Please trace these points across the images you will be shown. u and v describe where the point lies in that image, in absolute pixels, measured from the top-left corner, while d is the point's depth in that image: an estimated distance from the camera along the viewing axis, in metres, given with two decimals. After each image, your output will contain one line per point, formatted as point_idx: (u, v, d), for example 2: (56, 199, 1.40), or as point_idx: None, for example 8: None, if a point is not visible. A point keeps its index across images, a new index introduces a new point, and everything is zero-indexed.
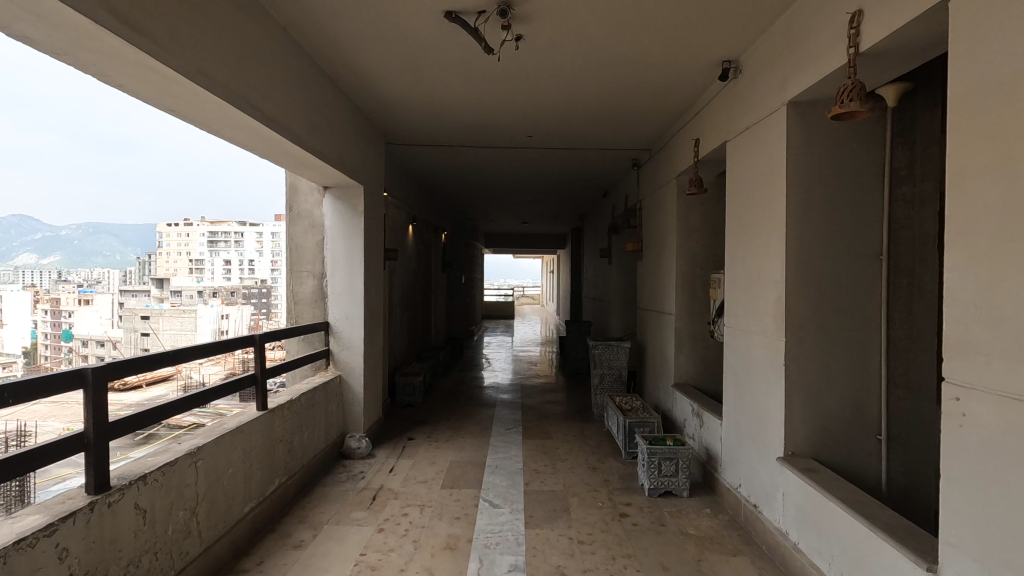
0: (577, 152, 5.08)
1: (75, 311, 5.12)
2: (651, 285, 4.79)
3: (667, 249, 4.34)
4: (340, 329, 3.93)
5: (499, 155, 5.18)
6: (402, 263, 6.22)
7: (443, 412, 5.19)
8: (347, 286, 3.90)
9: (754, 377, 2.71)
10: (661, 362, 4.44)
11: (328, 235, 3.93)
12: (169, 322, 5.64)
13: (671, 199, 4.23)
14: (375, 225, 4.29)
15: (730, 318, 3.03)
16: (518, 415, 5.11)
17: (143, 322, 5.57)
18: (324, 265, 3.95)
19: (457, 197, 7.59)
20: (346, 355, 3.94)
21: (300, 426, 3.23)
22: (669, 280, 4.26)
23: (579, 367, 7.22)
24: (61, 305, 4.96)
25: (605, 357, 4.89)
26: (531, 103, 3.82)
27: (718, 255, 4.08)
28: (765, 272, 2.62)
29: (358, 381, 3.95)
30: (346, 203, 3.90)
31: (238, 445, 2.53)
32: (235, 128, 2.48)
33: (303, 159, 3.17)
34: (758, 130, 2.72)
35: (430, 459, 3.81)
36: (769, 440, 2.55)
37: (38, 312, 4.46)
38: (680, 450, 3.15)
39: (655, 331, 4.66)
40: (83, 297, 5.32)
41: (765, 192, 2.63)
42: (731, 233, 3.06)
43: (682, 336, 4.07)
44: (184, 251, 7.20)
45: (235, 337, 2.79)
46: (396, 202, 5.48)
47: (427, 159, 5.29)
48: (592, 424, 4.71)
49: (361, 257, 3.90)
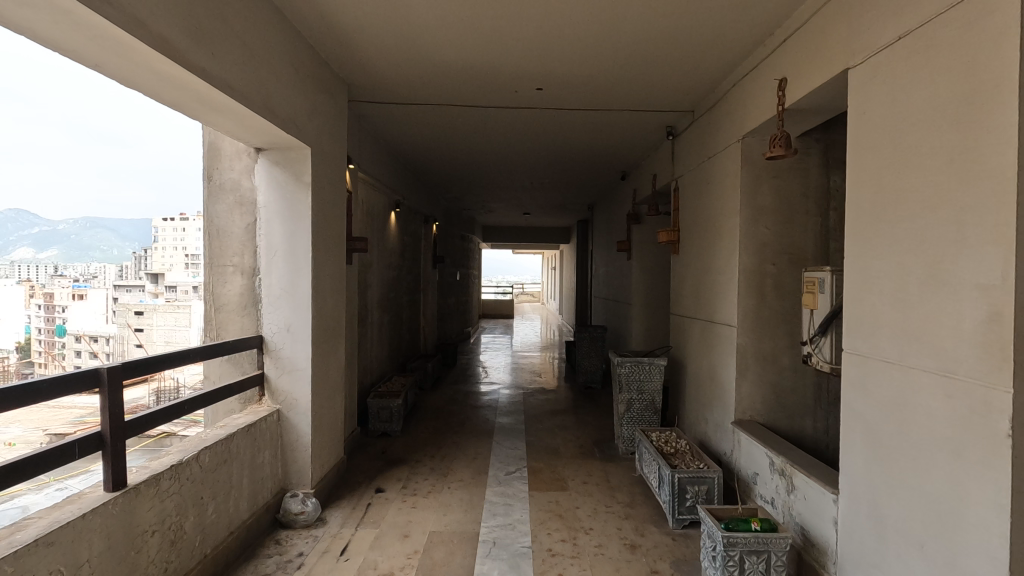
0: (600, 114, 3.99)
1: (69, 306, 4.52)
2: (695, 286, 3.72)
3: (721, 238, 3.27)
4: (277, 346, 2.84)
5: (497, 119, 4.09)
6: (380, 257, 5.15)
7: (427, 444, 4.11)
8: (288, 287, 2.82)
9: (929, 444, 1.62)
10: (714, 388, 3.36)
11: (262, 216, 2.83)
12: (163, 318, 4.86)
13: (730, 170, 3.15)
14: (333, 204, 3.21)
15: (860, 341, 1.95)
16: (521, 448, 4.03)
17: (137, 318, 4.87)
18: (257, 258, 2.85)
19: (449, 180, 6.53)
20: (285, 382, 2.85)
21: (201, 496, 2.15)
22: (726, 279, 3.19)
23: (592, 380, 6.13)
24: (54, 301, 4.33)
25: (634, 379, 3.82)
26: (542, 31, 2.72)
27: (794, 246, 3.01)
28: (952, 272, 1.54)
29: (304, 418, 2.86)
30: (287, 171, 2.82)
31: (39, 569, 1.44)
32: (15, 2, 1.39)
33: (198, 95, 2.08)
34: (933, 36, 1.62)
35: (401, 529, 2.73)
36: (969, 561, 1.47)
37: (34, 307, 4.03)
38: (773, 540, 2.08)
39: (702, 346, 3.57)
40: (76, 292, 4.71)
41: (953, 134, 1.55)
42: (858, 209, 1.96)
43: (745, 357, 3.01)
44: (180, 244, 5.66)
45: (65, 374, 1.68)
46: (367, 181, 4.38)
47: (406, 124, 4.20)
48: (619, 466, 3.63)
49: (308, 247, 2.82)
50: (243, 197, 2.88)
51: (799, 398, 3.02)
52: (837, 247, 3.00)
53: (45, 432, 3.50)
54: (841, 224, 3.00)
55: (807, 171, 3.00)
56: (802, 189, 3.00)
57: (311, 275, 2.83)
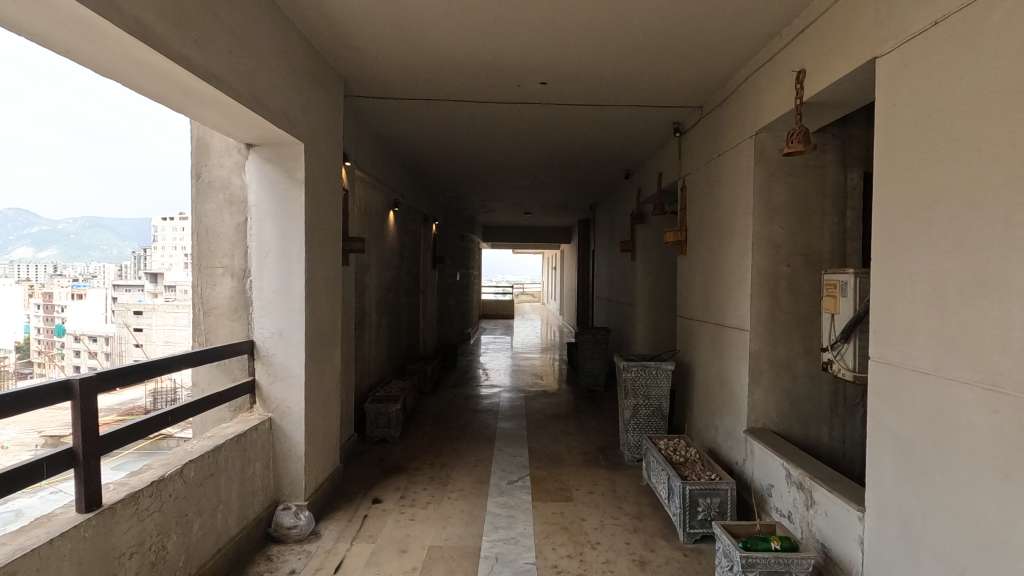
0: (604, 111, 3.86)
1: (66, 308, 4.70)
2: (703, 288, 3.59)
3: (732, 239, 3.14)
4: (269, 352, 2.71)
5: (498, 116, 3.97)
6: (378, 257, 5.02)
7: (426, 451, 3.98)
8: (281, 290, 2.69)
9: (973, 463, 1.49)
10: (725, 394, 3.24)
11: (252, 215, 2.70)
12: (162, 318, 4.68)
13: (742, 167, 3.02)
14: (328, 203, 3.08)
15: (890, 349, 1.82)
16: (524, 455, 3.91)
17: (136, 318, 4.68)
18: (247, 260, 2.72)
19: (448, 179, 6.40)
20: (278, 389, 2.72)
21: (185, 513, 2.02)
22: (737, 281, 3.06)
23: (595, 383, 6.00)
24: (54, 300, 4.82)
25: (641, 385, 3.70)
26: (546, 22, 2.59)
27: (810, 247, 2.89)
28: (1000, 276, 1.41)
29: (297, 427, 2.73)
30: (279, 168, 2.69)
31: None
32: None
33: (181, 85, 1.95)
34: (976, 20, 1.49)
35: (399, 544, 2.60)
36: None
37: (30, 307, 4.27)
38: (794, 561, 1.96)
39: (711, 351, 3.45)
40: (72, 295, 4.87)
41: (1002, 125, 1.42)
42: (888, 208, 1.83)
43: (758, 362, 2.89)
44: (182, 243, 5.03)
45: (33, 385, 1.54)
46: (364, 179, 4.25)
47: (404, 121, 4.07)
48: (625, 475, 3.50)
49: (301, 248, 2.69)
50: (233, 195, 2.74)
51: (814, 406, 2.90)
52: (854, 247, 2.88)
53: (39, 432, 3.35)
54: (858, 224, 2.88)
55: (823, 168, 2.87)
56: (818, 187, 2.87)
57: (305, 277, 2.71)
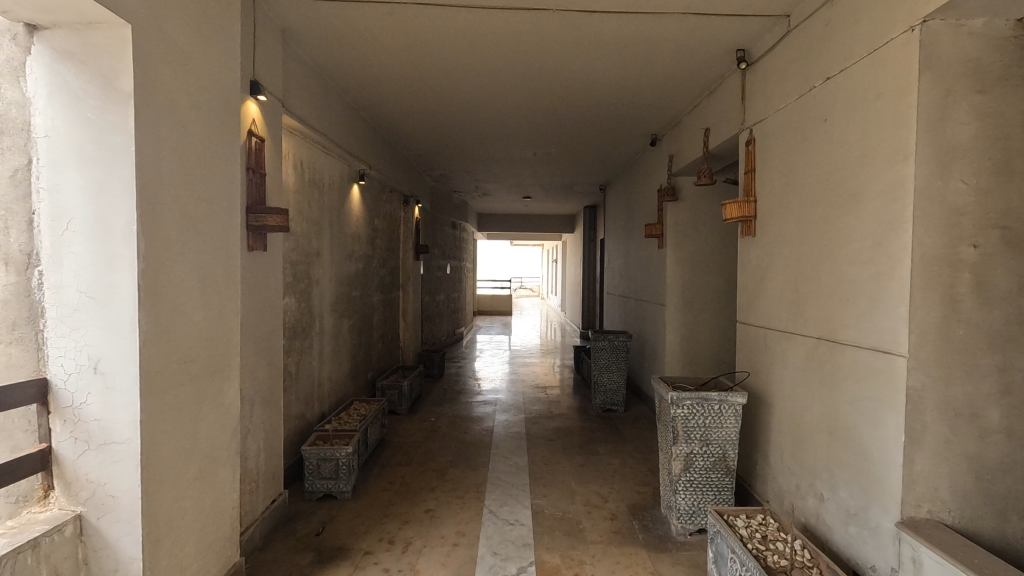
0: (648, 23, 2.63)
1: None
2: (795, 284, 2.41)
3: (862, 205, 1.96)
4: (77, 397, 1.54)
5: (485, 34, 2.75)
6: (334, 243, 3.82)
7: (389, 514, 2.80)
8: (97, 290, 1.52)
9: None
10: (841, 452, 2.07)
11: (42, 156, 1.51)
12: None
13: (889, 85, 1.83)
14: (208, 146, 1.88)
15: None
16: (527, 523, 2.72)
17: None
18: (35, 237, 1.51)
19: (434, 147, 5.21)
20: (95, 463, 1.54)
21: None
22: (875, 274, 1.88)
23: (613, 402, 4.83)
24: None
25: (697, 426, 2.55)
26: None
27: (1012, 217, 1.69)
28: None
29: (127, 531, 1.54)
30: (88, 72, 1.50)
31: None
32: None
33: None
34: None
35: None
36: None
37: None
38: None
39: (810, 380, 2.27)
40: None
41: None
42: None
43: (922, 411, 1.72)
44: None
45: None
46: (300, 132, 3.04)
47: (352, 43, 2.86)
48: (678, 566, 2.33)
49: (131, 215, 1.51)
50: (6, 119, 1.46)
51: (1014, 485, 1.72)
52: None
53: None
54: None
55: None
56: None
57: (139, 267, 1.53)
